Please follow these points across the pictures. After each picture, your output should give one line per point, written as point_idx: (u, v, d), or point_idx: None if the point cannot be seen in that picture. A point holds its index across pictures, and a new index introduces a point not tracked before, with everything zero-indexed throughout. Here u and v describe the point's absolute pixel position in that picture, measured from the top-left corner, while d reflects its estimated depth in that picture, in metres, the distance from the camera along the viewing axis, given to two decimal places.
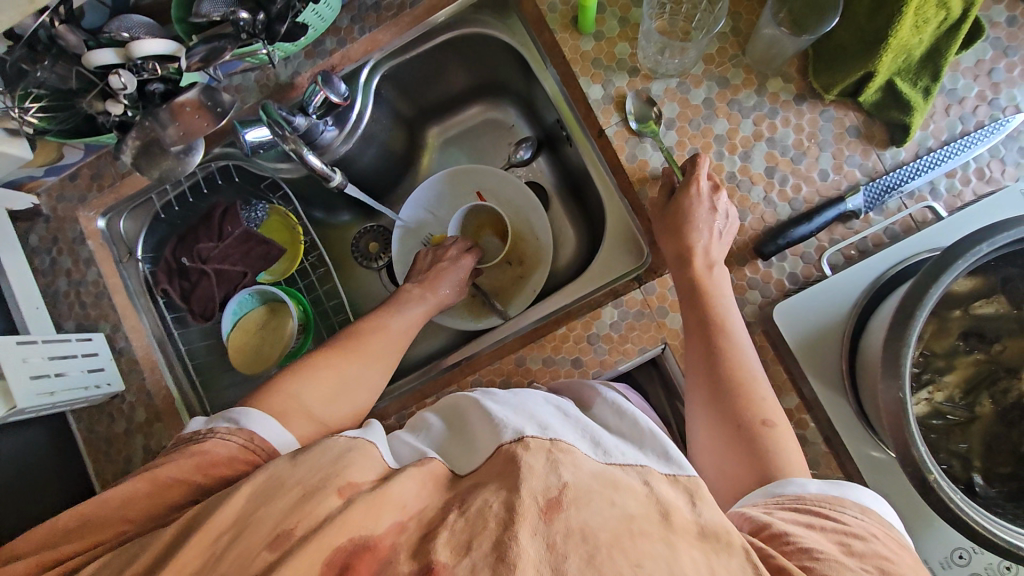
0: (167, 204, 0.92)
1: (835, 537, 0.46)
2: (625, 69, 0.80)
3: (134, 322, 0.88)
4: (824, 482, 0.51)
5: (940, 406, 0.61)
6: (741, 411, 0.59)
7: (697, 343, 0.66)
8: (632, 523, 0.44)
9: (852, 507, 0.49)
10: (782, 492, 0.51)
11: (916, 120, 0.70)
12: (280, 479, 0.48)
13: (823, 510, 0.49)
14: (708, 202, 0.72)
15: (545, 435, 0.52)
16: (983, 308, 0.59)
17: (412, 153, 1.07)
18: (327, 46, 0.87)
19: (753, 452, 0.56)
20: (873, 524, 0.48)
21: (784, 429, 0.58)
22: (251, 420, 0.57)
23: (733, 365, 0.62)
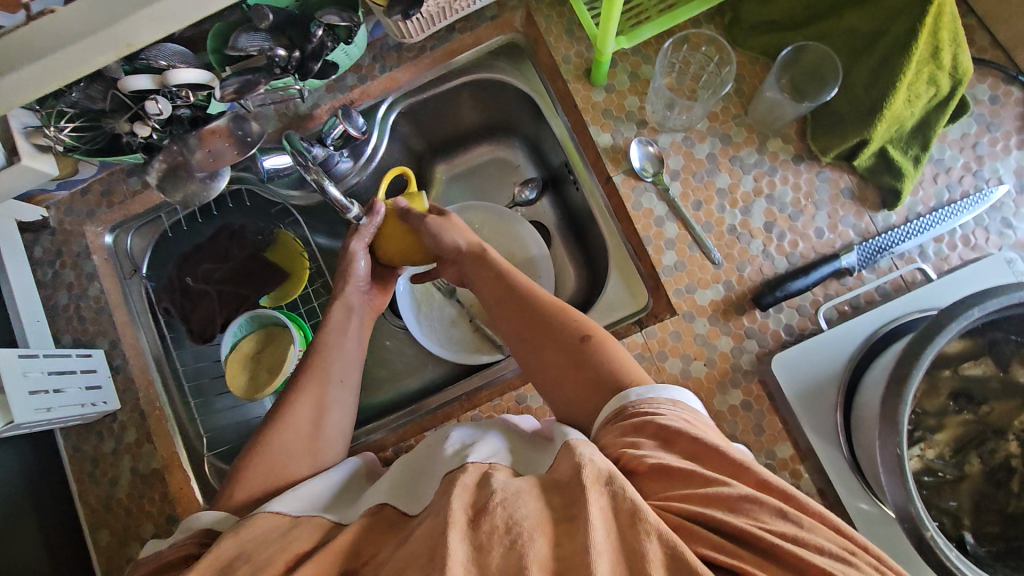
0: (175, 223, 0.93)
1: (664, 438, 0.50)
2: (634, 121, 0.83)
3: (132, 340, 0.88)
4: (640, 389, 0.55)
5: (931, 463, 0.62)
6: (562, 341, 0.66)
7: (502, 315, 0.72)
8: (557, 513, 0.46)
9: (666, 401, 0.54)
10: (617, 406, 0.56)
11: (906, 186, 0.75)
12: (226, 558, 0.50)
13: (646, 411, 0.53)
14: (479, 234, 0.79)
15: (486, 459, 0.55)
16: (971, 369, 0.62)
17: (420, 187, 1.09)
18: (348, 82, 0.90)
19: (586, 364, 0.63)
20: (684, 410, 0.53)
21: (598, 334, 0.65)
22: (200, 518, 0.57)
23: (537, 316, 0.69)
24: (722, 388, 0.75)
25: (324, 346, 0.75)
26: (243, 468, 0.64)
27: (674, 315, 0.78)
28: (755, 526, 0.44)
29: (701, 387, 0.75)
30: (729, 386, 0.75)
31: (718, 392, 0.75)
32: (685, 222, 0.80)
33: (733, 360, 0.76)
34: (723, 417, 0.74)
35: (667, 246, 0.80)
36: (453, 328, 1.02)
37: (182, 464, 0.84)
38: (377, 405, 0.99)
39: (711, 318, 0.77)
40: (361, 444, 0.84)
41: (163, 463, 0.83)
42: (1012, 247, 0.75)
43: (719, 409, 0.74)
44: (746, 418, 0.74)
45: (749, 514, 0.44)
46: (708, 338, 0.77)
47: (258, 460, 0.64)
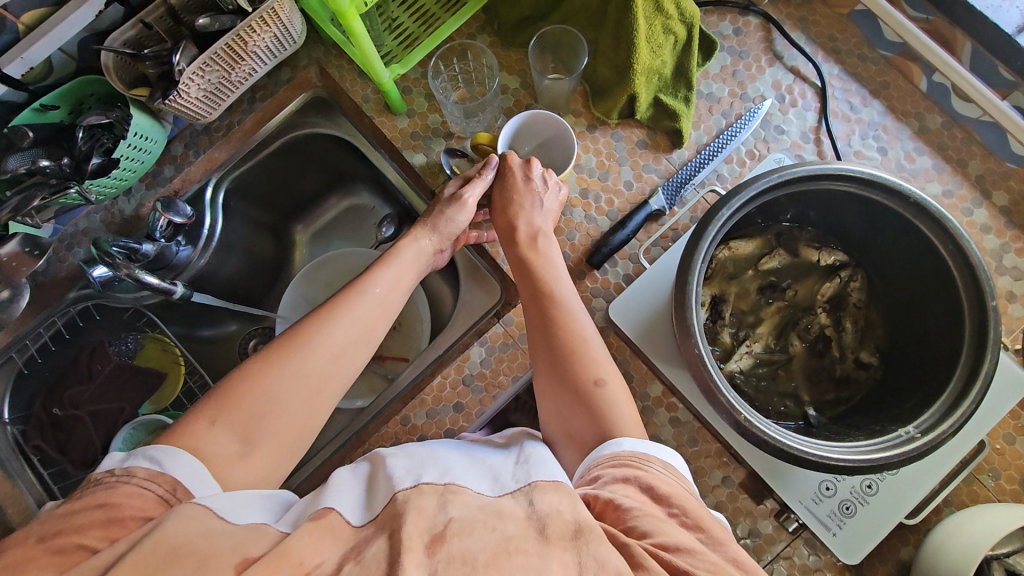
0: (29, 358, 0.89)
1: (641, 486, 0.52)
2: (440, 135, 0.89)
3: (7, 490, 0.84)
4: (637, 441, 0.56)
5: (761, 355, 0.67)
6: (575, 376, 0.62)
7: (532, 304, 0.68)
8: (510, 542, 0.48)
9: (658, 462, 0.55)
10: (603, 455, 0.56)
11: (684, 124, 0.83)
12: (171, 546, 0.46)
13: (631, 465, 0.54)
14: (538, 176, 0.76)
15: (441, 480, 0.54)
16: (769, 262, 0.69)
17: (282, 255, 1.11)
18: (166, 174, 0.93)
19: (595, 409, 0.60)
20: (674, 477, 0.54)
21: (614, 387, 0.62)
22: (176, 462, 0.53)
23: (558, 317, 0.66)
24: None
25: (352, 294, 0.66)
26: (234, 400, 0.58)
27: None
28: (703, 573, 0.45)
29: None
30: None
31: None
32: None
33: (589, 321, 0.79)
34: None
35: None
36: None
37: None
38: None
39: None
40: None
41: None
42: (789, 148, 0.83)
43: None
44: None
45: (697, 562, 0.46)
46: None
47: (255, 389, 0.59)
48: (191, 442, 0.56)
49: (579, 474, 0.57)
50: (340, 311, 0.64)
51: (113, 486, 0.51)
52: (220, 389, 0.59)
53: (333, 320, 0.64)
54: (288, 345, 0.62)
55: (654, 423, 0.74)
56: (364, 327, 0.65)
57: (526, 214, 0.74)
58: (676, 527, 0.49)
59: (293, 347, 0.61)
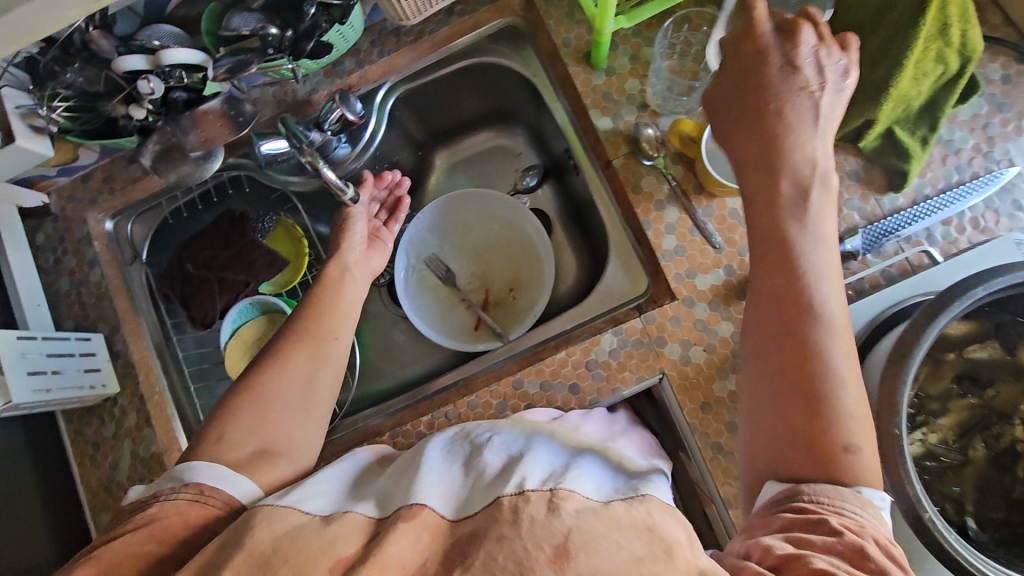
0: (176, 210, 0.94)
1: (826, 542, 0.43)
2: (634, 104, 0.82)
3: (133, 325, 0.88)
4: (830, 480, 0.47)
5: (934, 448, 0.61)
6: (811, 393, 0.50)
7: (772, 316, 0.54)
8: (641, 564, 0.44)
9: (854, 500, 0.46)
10: (799, 498, 0.47)
11: (913, 167, 0.73)
12: (263, 554, 0.47)
13: (820, 507, 0.46)
14: (800, 79, 0.57)
15: (546, 485, 0.50)
16: (977, 351, 0.61)
17: (419, 175, 1.09)
18: (346, 67, 0.89)
19: (828, 462, 0.48)
20: (873, 517, 0.46)
21: (866, 454, 0.48)
22: (197, 472, 0.57)
23: (807, 316, 0.52)
24: (722, 373, 0.74)
25: (323, 306, 0.75)
26: (233, 412, 0.64)
27: (673, 300, 0.77)
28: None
29: (700, 373, 0.74)
30: (729, 372, 0.74)
31: (718, 377, 0.74)
32: (685, 205, 0.79)
33: (734, 345, 0.75)
34: (722, 402, 0.73)
35: (668, 231, 0.79)
36: (453, 316, 1.03)
37: (182, 448, 0.83)
38: (376, 394, 0.98)
39: (712, 303, 0.76)
40: (358, 430, 0.84)
41: (162, 445, 0.83)
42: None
43: (719, 394, 0.74)
44: None
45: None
46: (707, 324, 0.76)
47: (250, 405, 0.65)
48: (208, 453, 0.60)
49: (767, 506, 0.49)
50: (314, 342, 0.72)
51: (147, 506, 0.54)
52: (222, 406, 0.65)
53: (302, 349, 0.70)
54: (277, 359, 0.69)
55: None
56: (336, 354, 0.73)
57: (794, 148, 0.57)
58: None
59: (273, 374, 0.67)
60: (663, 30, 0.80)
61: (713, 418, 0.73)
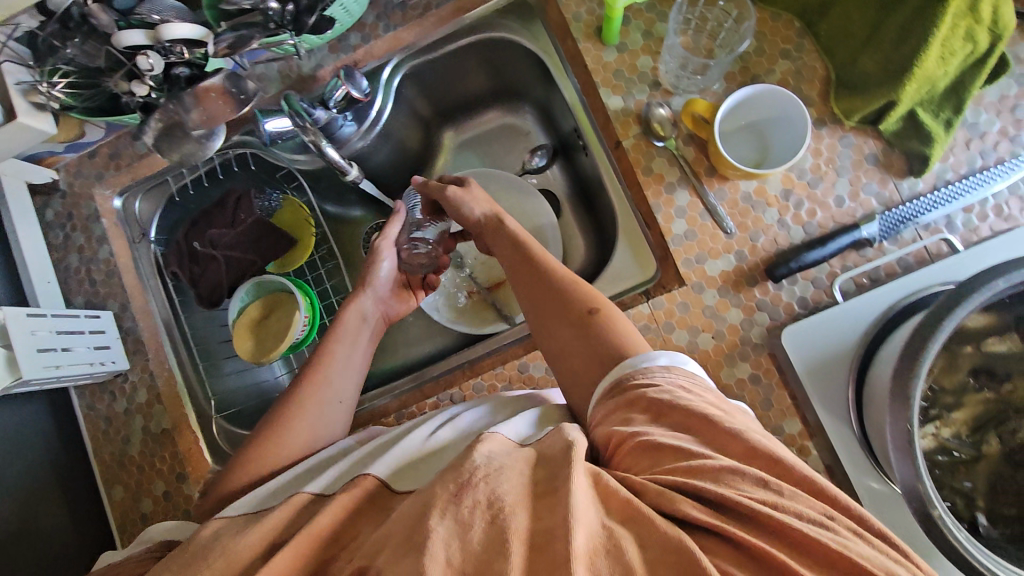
0: (182, 187, 0.93)
1: (644, 413, 0.49)
2: (646, 82, 0.80)
3: (142, 303, 0.89)
4: (639, 357, 0.54)
5: (946, 442, 0.60)
6: (574, 307, 0.63)
7: (527, 295, 0.68)
8: (536, 490, 0.45)
9: (659, 368, 0.52)
10: (631, 368, 0.54)
11: (936, 151, 0.70)
12: (197, 546, 0.52)
13: (625, 388, 0.52)
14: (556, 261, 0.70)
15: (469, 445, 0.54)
16: (995, 345, 0.59)
17: (426, 154, 1.07)
18: (352, 42, 0.88)
19: (592, 334, 0.60)
20: (678, 375, 0.52)
21: (608, 309, 0.62)
22: (160, 530, 0.63)
23: (557, 288, 0.65)
24: (730, 362, 0.73)
25: (335, 336, 0.77)
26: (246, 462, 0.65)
27: (683, 286, 0.76)
28: (732, 494, 0.42)
29: (708, 360, 0.73)
30: (737, 360, 0.73)
31: (726, 365, 0.73)
32: (697, 189, 0.77)
33: (743, 333, 0.73)
34: (730, 390, 0.72)
35: (678, 215, 0.77)
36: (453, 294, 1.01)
37: (191, 424, 0.85)
38: (382, 373, 0.99)
39: (721, 290, 0.75)
40: (363, 410, 0.85)
41: (173, 423, 0.84)
42: None
43: (726, 382, 0.72)
44: (754, 392, 0.71)
45: (730, 487, 0.42)
46: (717, 311, 0.74)
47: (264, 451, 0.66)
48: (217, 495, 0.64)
49: (617, 389, 0.53)
50: (323, 371, 0.73)
51: (117, 560, 0.59)
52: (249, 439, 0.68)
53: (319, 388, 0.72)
54: (293, 391, 0.71)
55: None
56: (345, 385, 0.74)
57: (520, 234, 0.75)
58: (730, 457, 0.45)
59: (287, 413, 0.69)
60: (677, 6, 0.78)
61: None
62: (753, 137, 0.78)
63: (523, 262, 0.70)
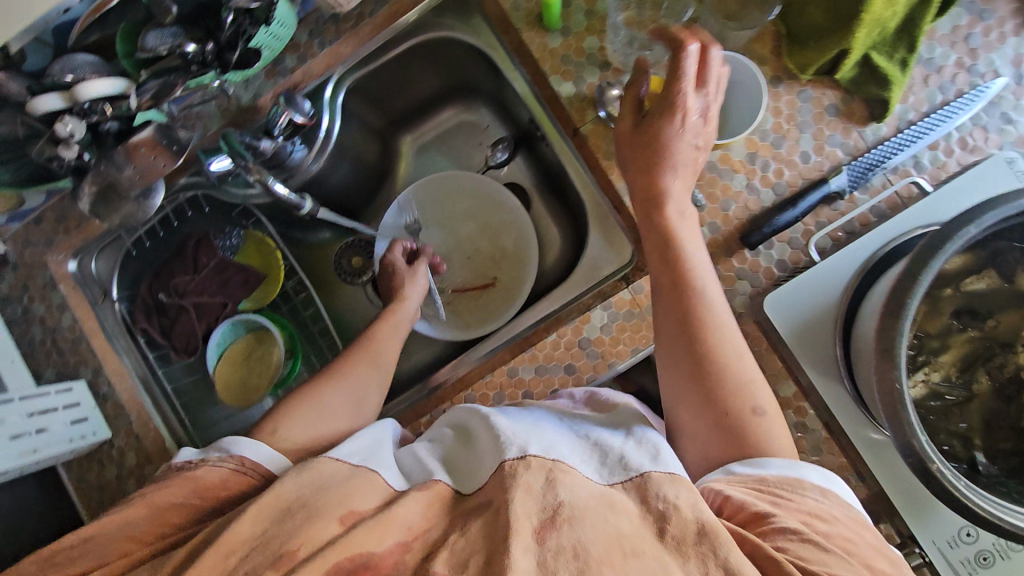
0: (138, 240, 0.90)
1: (800, 518, 0.45)
2: (596, 64, 0.78)
3: (116, 365, 0.86)
4: (781, 464, 0.49)
5: (937, 387, 0.60)
6: (720, 381, 0.54)
7: (662, 316, 0.59)
8: (624, 540, 0.43)
9: (812, 488, 0.48)
10: (774, 468, 0.49)
11: (895, 94, 0.69)
12: (287, 500, 0.50)
13: (784, 490, 0.48)
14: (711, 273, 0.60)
15: (547, 455, 0.50)
16: (975, 284, 0.59)
17: (384, 165, 1.04)
18: (287, 64, 0.83)
19: (719, 414, 0.53)
20: (834, 505, 0.47)
21: (774, 418, 0.53)
22: (241, 446, 0.58)
23: (712, 338, 0.56)
24: None
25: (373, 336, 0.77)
26: (295, 404, 0.65)
27: None
28: None
29: None
30: None
31: None
32: None
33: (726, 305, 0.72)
34: None
35: None
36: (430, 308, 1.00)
37: None
38: None
39: None
40: None
41: None
42: (1014, 143, 0.70)
43: None
44: None
45: None
46: None
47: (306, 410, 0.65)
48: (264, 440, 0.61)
49: (752, 470, 0.50)
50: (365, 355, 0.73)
51: (194, 466, 0.57)
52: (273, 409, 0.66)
53: (348, 382, 0.69)
54: (340, 364, 0.71)
55: None
56: (387, 363, 0.75)
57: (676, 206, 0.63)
58: (855, 567, 0.43)
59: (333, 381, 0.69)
60: None
61: None
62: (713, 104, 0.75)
63: (664, 275, 0.60)
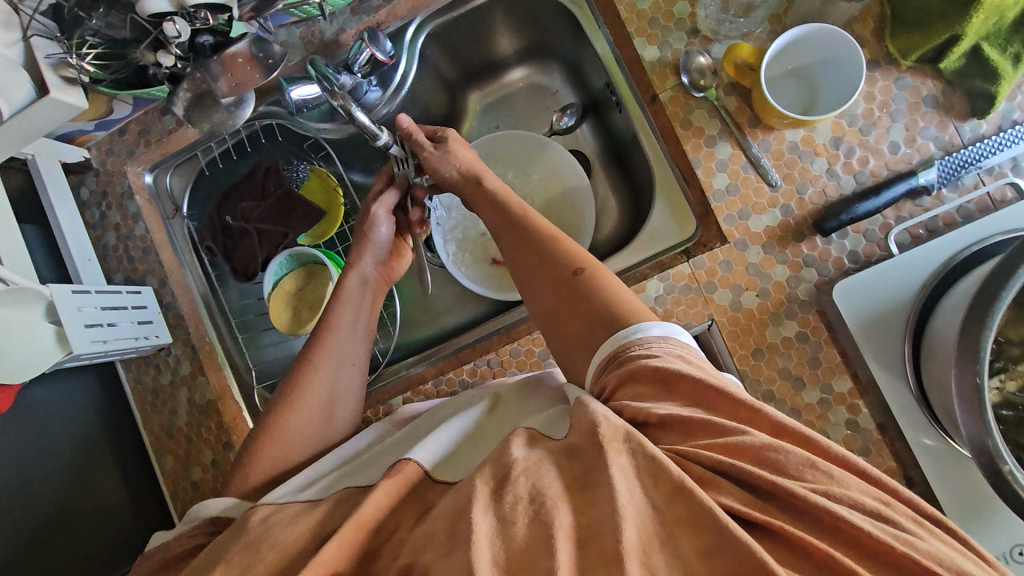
0: (211, 161, 0.93)
1: (706, 389, 0.46)
2: (684, 30, 0.76)
3: (179, 278, 0.90)
4: (653, 327, 0.51)
5: (1011, 397, 0.57)
6: (602, 312, 0.56)
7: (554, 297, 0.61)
8: None
9: (658, 340, 0.50)
10: (655, 345, 0.50)
11: (1003, 89, 0.66)
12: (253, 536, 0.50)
13: (650, 359, 0.49)
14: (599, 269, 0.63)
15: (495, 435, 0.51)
16: None
17: (452, 119, 1.04)
18: (373, 2, 0.85)
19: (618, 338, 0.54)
20: (682, 350, 0.50)
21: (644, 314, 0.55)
22: (205, 509, 0.61)
23: (588, 287, 0.59)
24: (775, 319, 0.70)
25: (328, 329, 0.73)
26: (259, 448, 0.65)
27: (725, 244, 0.73)
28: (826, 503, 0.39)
29: (753, 319, 0.71)
30: (783, 317, 0.70)
31: (771, 323, 0.70)
32: (740, 140, 0.73)
33: (789, 290, 0.70)
34: (775, 348, 0.70)
35: (719, 168, 0.73)
36: (479, 271, 0.99)
37: (234, 395, 0.86)
38: (416, 342, 0.99)
39: (766, 246, 0.71)
40: (400, 378, 0.85)
41: (216, 394, 0.86)
42: None
43: (771, 341, 0.70)
44: (801, 350, 0.69)
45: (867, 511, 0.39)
46: (761, 268, 0.71)
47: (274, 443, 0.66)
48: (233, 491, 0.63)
49: (640, 356, 0.50)
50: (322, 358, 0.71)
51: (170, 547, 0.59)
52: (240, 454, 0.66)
53: (324, 362, 0.71)
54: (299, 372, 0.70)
55: (827, 419, 0.68)
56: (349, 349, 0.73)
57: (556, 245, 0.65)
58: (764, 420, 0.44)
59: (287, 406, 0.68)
60: None
61: (765, 363, 0.70)
62: (803, 81, 0.74)
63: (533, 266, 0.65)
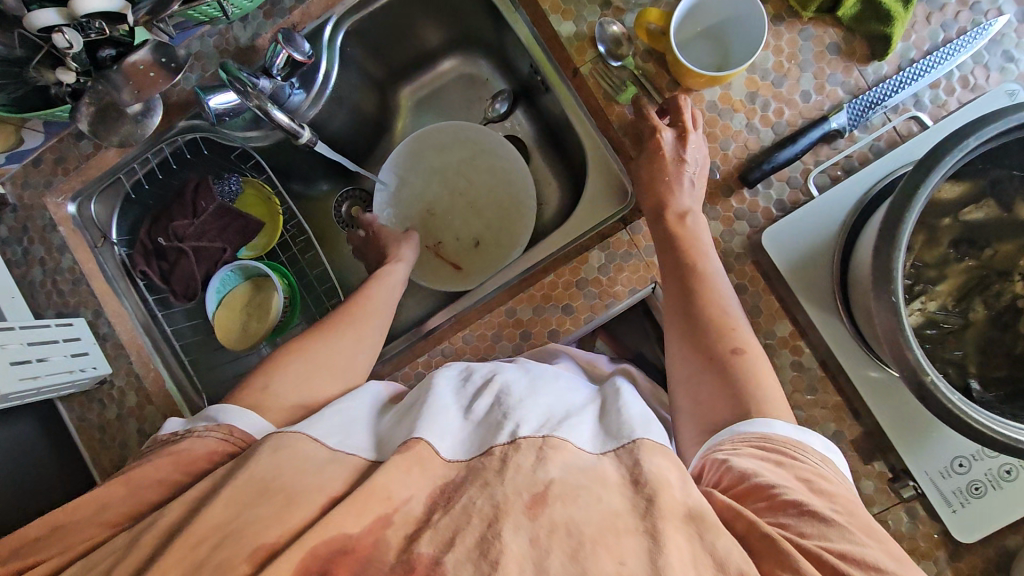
0: (136, 183, 0.89)
1: (800, 479, 0.46)
2: (597, 2, 0.77)
3: (115, 307, 0.86)
4: (790, 427, 0.49)
5: (933, 316, 0.61)
6: (716, 338, 0.56)
7: (670, 292, 0.62)
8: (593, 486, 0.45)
9: (813, 452, 0.48)
10: (766, 433, 0.49)
11: (896, 29, 0.69)
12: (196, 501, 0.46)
13: (787, 453, 0.47)
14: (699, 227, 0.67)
15: (540, 431, 0.49)
16: (972, 214, 0.58)
17: (384, 117, 1.04)
18: (285, 4, 0.83)
19: (729, 376, 0.53)
20: (831, 469, 0.48)
21: (756, 355, 0.55)
22: (232, 415, 0.56)
23: (711, 295, 0.60)
24: None
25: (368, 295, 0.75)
26: (285, 361, 0.63)
27: None
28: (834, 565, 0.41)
29: None
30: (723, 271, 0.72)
31: None
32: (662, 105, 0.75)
33: (725, 244, 0.72)
34: None
35: None
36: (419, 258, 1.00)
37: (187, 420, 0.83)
38: None
39: None
40: None
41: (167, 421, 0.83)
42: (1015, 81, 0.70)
43: None
44: (743, 301, 0.71)
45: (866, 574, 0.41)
46: None
47: (296, 359, 0.63)
48: (250, 395, 0.59)
49: (750, 439, 0.49)
50: (359, 312, 0.72)
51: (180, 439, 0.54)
52: (261, 364, 0.64)
53: (358, 330, 0.69)
54: (335, 320, 0.70)
55: (773, 363, 0.70)
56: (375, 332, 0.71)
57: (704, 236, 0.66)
58: (841, 520, 0.43)
59: (320, 336, 0.67)
60: None
61: None
62: (711, 37, 0.76)
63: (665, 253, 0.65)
